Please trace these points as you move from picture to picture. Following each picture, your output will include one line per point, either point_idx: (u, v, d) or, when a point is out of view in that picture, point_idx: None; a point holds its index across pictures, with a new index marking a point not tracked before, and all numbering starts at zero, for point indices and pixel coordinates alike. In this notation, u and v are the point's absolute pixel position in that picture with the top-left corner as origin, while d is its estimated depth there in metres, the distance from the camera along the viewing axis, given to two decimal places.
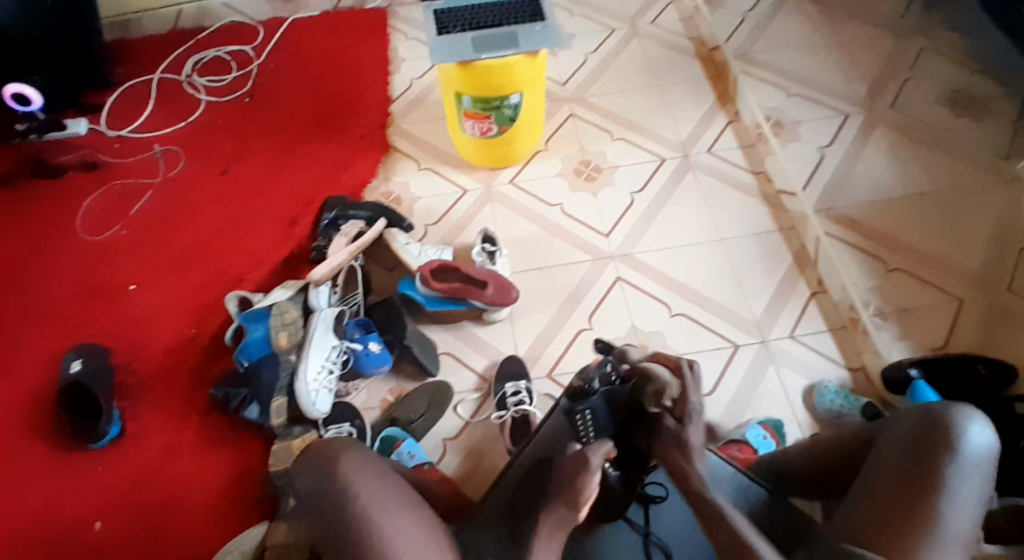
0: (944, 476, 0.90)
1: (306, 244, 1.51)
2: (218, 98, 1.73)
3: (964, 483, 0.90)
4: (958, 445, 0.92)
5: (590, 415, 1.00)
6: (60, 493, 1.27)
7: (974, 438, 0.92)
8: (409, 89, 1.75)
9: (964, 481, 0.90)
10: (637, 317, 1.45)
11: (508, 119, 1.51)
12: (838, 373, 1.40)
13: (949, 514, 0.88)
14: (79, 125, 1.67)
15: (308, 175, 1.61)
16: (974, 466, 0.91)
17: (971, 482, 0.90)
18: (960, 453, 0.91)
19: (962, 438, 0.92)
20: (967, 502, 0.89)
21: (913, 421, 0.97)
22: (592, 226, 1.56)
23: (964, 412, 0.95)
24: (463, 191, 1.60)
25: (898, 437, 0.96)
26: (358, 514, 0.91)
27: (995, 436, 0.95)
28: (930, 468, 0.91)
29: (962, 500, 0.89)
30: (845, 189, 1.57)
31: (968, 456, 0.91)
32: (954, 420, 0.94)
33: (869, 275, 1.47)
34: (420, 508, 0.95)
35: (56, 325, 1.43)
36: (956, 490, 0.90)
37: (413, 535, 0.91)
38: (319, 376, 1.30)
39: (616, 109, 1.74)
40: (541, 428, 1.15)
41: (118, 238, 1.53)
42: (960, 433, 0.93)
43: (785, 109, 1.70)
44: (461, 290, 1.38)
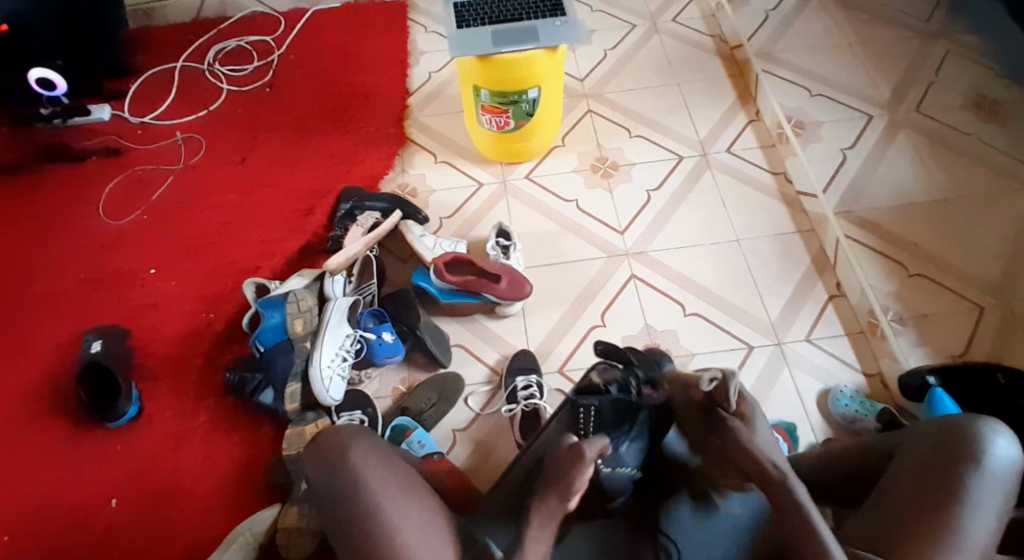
0: (965, 489, 0.88)
1: (322, 234, 1.53)
2: (239, 87, 1.76)
3: (985, 496, 0.88)
4: (981, 459, 0.89)
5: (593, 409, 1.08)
6: (79, 470, 1.31)
7: (998, 452, 0.89)
8: (427, 83, 1.76)
9: (985, 494, 0.88)
10: (649, 316, 1.45)
11: (525, 114, 1.52)
12: (854, 377, 1.38)
13: (971, 529, 0.86)
14: (102, 111, 1.70)
15: (326, 166, 1.63)
16: (996, 481, 0.88)
17: (994, 497, 0.88)
18: (984, 467, 0.89)
19: (986, 452, 0.89)
20: (989, 515, 0.87)
21: (934, 431, 0.94)
22: (607, 223, 1.56)
23: (989, 425, 0.92)
24: (478, 185, 1.61)
25: (919, 446, 0.94)
26: (364, 499, 0.93)
27: (1021, 451, 0.92)
28: (951, 480, 0.89)
29: (981, 514, 0.87)
30: (864, 192, 1.56)
31: (992, 470, 0.89)
32: (978, 433, 0.91)
33: (889, 281, 1.45)
34: (425, 498, 0.96)
35: (77, 306, 1.47)
36: (977, 502, 0.87)
37: (418, 523, 0.92)
38: (332, 362, 1.32)
39: (633, 106, 1.74)
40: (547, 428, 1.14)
41: (139, 223, 1.57)
42: (984, 447, 0.90)
43: (807, 109, 1.68)
44: (474, 283, 1.39)
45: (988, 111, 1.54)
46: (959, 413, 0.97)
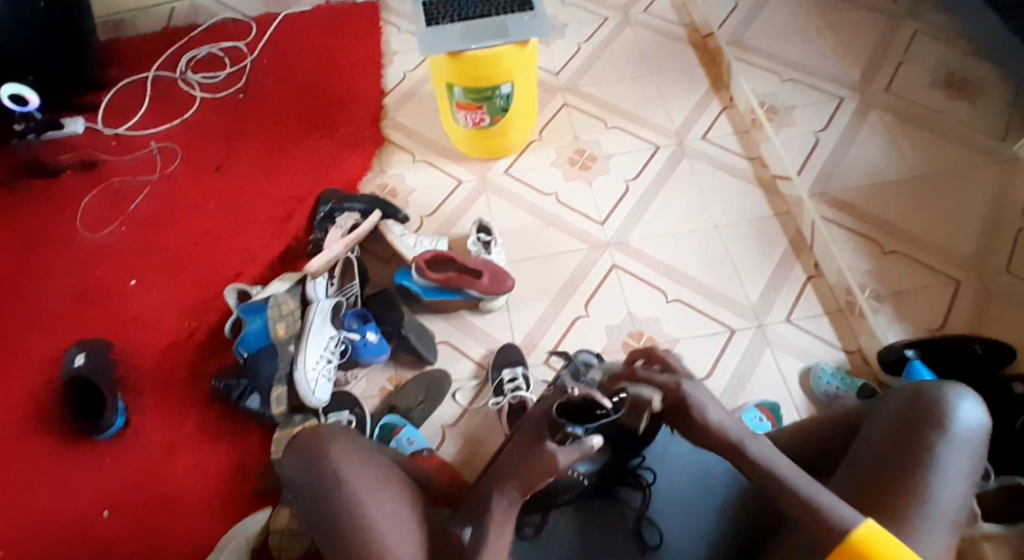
0: (935, 453, 0.91)
1: (303, 237, 1.54)
2: (213, 94, 1.76)
3: (953, 459, 0.91)
4: (948, 424, 0.93)
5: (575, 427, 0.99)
6: (68, 484, 1.31)
7: (963, 416, 0.93)
8: (402, 83, 1.77)
9: (953, 459, 0.91)
10: (632, 305, 1.46)
11: (500, 109, 1.53)
12: (835, 355, 1.41)
13: (940, 493, 0.89)
14: (75, 123, 1.70)
15: (303, 170, 1.63)
16: (963, 443, 0.92)
17: (961, 460, 0.91)
18: (951, 432, 0.93)
19: (951, 417, 0.93)
20: (956, 477, 0.90)
21: (902, 400, 0.98)
22: (587, 215, 1.57)
23: (956, 390, 0.96)
24: (457, 182, 1.62)
25: (887, 416, 0.98)
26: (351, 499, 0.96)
27: (986, 414, 0.96)
28: (920, 446, 0.92)
29: (951, 477, 0.90)
30: (836, 174, 1.58)
31: (958, 434, 0.92)
32: (946, 399, 0.95)
33: (865, 259, 1.47)
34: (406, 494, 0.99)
35: (59, 322, 1.46)
36: (945, 465, 0.91)
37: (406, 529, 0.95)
38: (317, 364, 1.33)
39: (609, 98, 1.75)
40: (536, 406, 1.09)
41: (118, 235, 1.56)
42: (950, 412, 0.94)
43: (779, 94, 1.70)
44: (456, 280, 1.40)
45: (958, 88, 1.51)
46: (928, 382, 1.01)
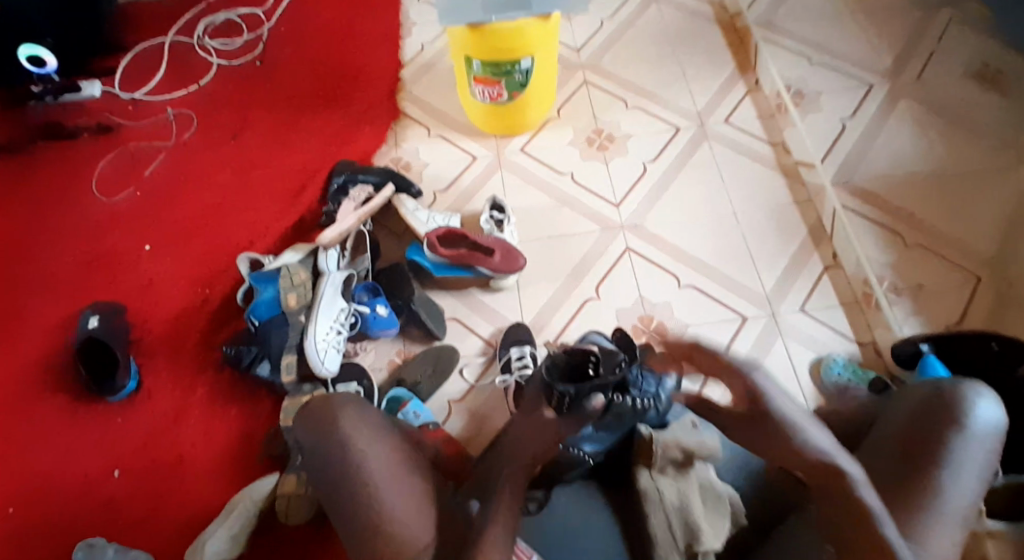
0: (948, 449, 0.90)
1: (316, 208, 1.54)
2: (229, 61, 1.75)
3: (967, 456, 0.90)
4: (964, 420, 0.92)
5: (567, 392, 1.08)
6: (80, 443, 1.34)
7: (981, 414, 0.92)
8: (420, 56, 1.75)
9: (967, 456, 0.90)
10: (644, 289, 1.45)
11: (518, 85, 1.50)
12: (847, 347, 1.38)
13: (952, 490, 0.88)
14: (92, 87, 1.70)
15: (319, 142, 1.62)
16: (979, 442, 0.91)
17: (978, 458, 0.90)
18: (967, 428, 0.91)
19: (968, 414, 0.92)
20: (970, 475, 0.89)
21: (918, 399, 0.97)
22: (603, 196, 1.55)
23: (974, 388, 0.94)
24: (473, 158, 1.60)
25: (902, 415, 0.97)
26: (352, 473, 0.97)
27: (1003, 413, 0.94)
28: (933, 441, 0.91)
29: (964, 475, 0.89)
30: (863, 162, 1.53)
31: (974, 432, 0.91)
32: (963, 397, 0.93)
33: (886, 251, 1.44)
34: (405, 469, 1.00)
35: (74, 284, 1.48)
36: (958, 462, 0.90)
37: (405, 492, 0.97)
38: (327, 335, 1.33)
39: (631, 77, 1.71)
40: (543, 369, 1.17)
41: (134, 200, 1.57)
42: (967, 409, 0.92)
43: (808, 78, 1.65)
44: (467, 256, 1.40)
45: (990, 82, 1.54)
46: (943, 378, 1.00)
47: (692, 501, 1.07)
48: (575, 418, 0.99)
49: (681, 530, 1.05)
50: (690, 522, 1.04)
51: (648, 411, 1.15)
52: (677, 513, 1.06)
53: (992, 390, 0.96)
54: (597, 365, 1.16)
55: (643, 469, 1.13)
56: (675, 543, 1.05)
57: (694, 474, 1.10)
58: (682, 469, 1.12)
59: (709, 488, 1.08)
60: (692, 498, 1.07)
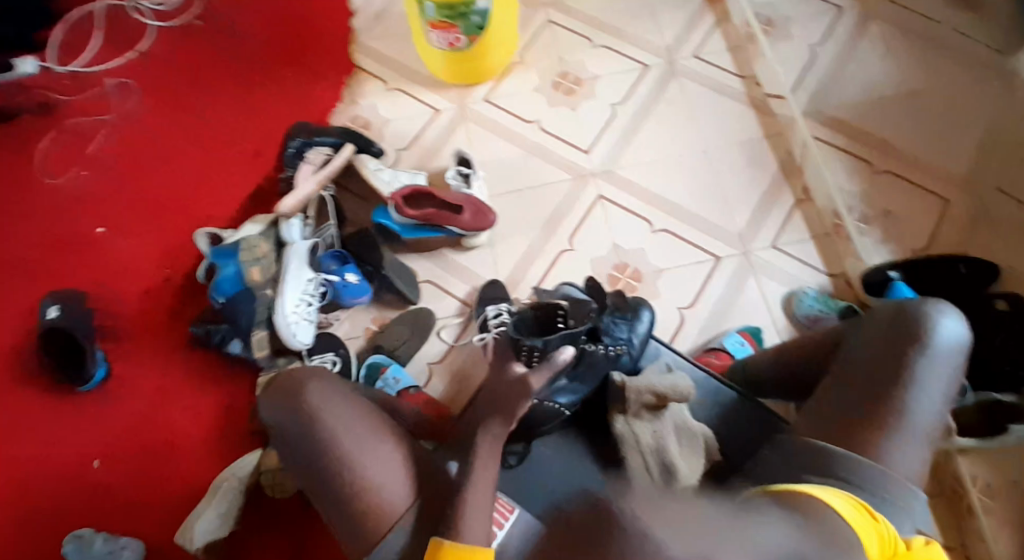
0: (914, 369, 0.94)
1: (274, 175, 1.47)
2: (167, 23, 1.62)
3: (933, 372, 0.94)
4: (929, 339, 0.96)
5: (536, 346, 1.14)
6: (55, 437, 1.31)
7: (943, 331, 0.96)
8: (370, 1, 1.64)
9: (932, 373, 0.94)
10: (618, 236, 1.43)
11: (476, 27, 1.41)
12: (820, 279, 1.40)
13: (918, 406, 0.93)
14: (26, 64, 1.56)
15: (268, 101, 1.53)
16: (942, 356, 0.95)
17: (941, 372, 0.95)
18: (931, 346, 0.96)
19: (933, 333, 0.96)
20: (935, 394, 0.94)
21: (882, 319, 1.00)
22: (572, 143, 1.51)
23: (935, 306, 0.98)
24: (434, 111, 1.53)
25: (869, 333, 1.00)
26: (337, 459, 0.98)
27: (966, 329, 0.99)
28: (902, 363, 0.95)
29: (930, 392, 0.94)
30: (835, 88, 1.50)
31: (938, 349, 0.95)
32: (927, 314, 0.98)
33: (855, 179, 1.44)
34: (387, 445, 1.00)
35: (25, 272, 1.41)
36: (924, 380, 0.94)
37: (388, 462, 0.98)
38: (297, 308, 1.30)
39: (594, 12, 1.63)
40: (512, 325, 1.21)
41: (78, 178, 1.48)
42: (931, 328, 0.96)
43: (778, 5, 1.59)
44: (436, 216, 1.35)
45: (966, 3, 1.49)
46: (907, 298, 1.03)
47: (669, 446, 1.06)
48: (543, 370, 1.06)
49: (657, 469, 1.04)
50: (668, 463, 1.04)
51: (620, 356, 1.18)
52: (655, 455, 1.05)
53: (957, 307, 1.01)
54: (566, 317, 1.21)
55: (620, 416, 1.12)
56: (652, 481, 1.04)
57: (670, 415, 1.09)
58: (657, 412, 1.09)
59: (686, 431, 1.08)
60: (669, 440, 1.06)
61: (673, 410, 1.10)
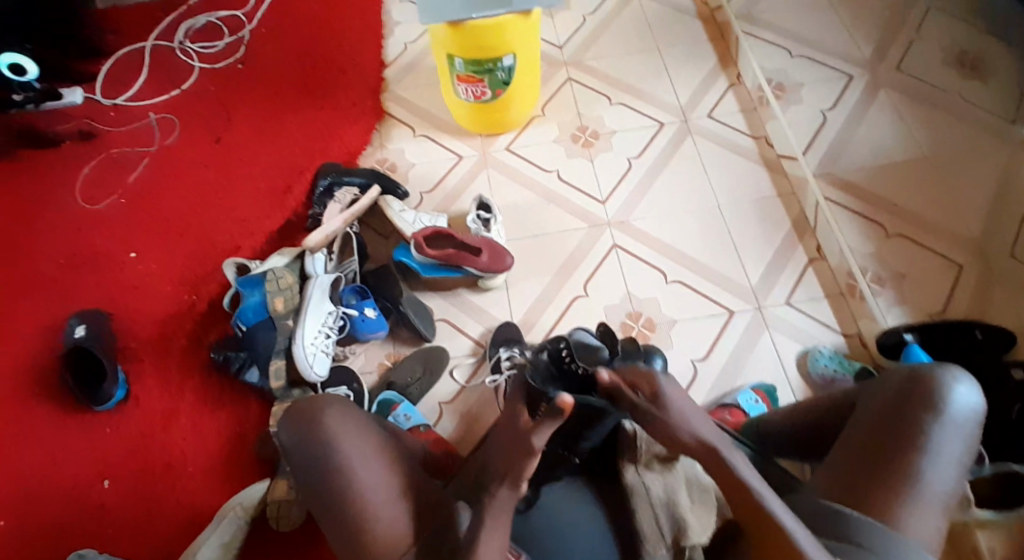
0: (928, 434, 0.95)
1: (302, 211, 1.53)
2: (211, 65, 1.73)
3: (947, 440, 0.95)
4: (944, 407, 0.96)
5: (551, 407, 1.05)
6: (67, 455, 1.33)
7: (958, 399, 0.97)
8: (403, 55, 1.74)
9: (946, 440, 0.95)
10: (631, 284, 1.46)
11: (501, 82, 1.50)
12: (833, 338, 1.41)
13: (932, 474, 0.93)
14: (73, 94, 1.68)
15: (300, 143, 1.61)
16: (957, 426, 0.96)
17: (955, 441, 0.95)
18: (946, 414, 0.96)
19: (949, 400, 0.96)
20: (950, 461, 0.94)
21: (898, 382, 1.01)
22: (588, 193, 1.56)
23: (950, 373, 0.99)
24: (458, 157, 1.60)
25: (884, 396, 1.00)
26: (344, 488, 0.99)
27: (981, 398, 0.99)
28: (913, 424, 0.96)
29: (945, 458, 0.94)
30: (846, 152, 1.55)
31: (953, 417, 0.96)
32: (941, 381, 0.98)
33: (868, 242, 1.46)
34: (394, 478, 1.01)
35: (57, 292, 1.47)
36: (938, 448, 0.94)
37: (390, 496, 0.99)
38: (316, 339, 1.33)
39: (614, 73, 1.71)
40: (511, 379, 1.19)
41: (115, 206, 1.56)
42: (947, 395, 0.97)
43: (789, 70, 1.66)
44: (455, 256, 1.39)
45: (970, 68, 1.50)
46: (923, 363, 1.04)
47: (679, 499, 1.07)
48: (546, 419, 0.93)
49: (668, 524, 1.05)
50: (680, 518, 1.05)
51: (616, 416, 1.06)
52: (665, 508, 1.06)
53: (971, 376, 1.01)
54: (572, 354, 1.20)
55: (629, 466, 1.09)
56: (663, 536, 1.04)
57: (679, 470, 1.10)
58: (667, 464, 1.09)
59: (695, 483, 1.09)
60: (680, 493, 1.07)
61: (681, 462, 1.11)
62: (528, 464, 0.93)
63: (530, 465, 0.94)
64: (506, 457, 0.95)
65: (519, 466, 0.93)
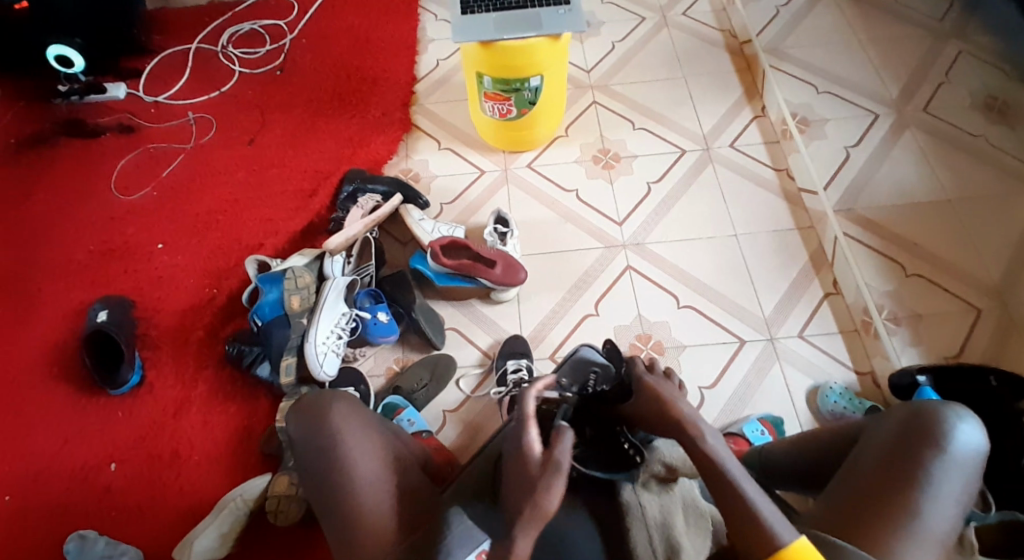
0: (928, 471, 0.92)
1: (325, 214, 1.57)
2: (251, 70, 1.80)
3: (947, 479, 0.92)
4: (945, 445, 0.93)
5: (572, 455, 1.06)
6: (79, 435, 1.36)
7: (961, 438, 0.94)
8: (435, 70, 1.79)
9: (946, 478, 0.92)
10: (643, 307, 1.46)
11: (528, 102, 1.53)
12: (845, 375, 1.39)
13: (931, 513, 0.90)
14: (117, 89, 1.76)
15: (329, 149, 1.66)
16: (958, 465, 0.93)
17: (955, 480, 0.92)
18: (947, 453, 0.93)
19: (950, 439, 0.94)
20: (948, 501, 0.91)
21: (900, 417, 0.98)
22: (605, 214, 1.57)
23: (954, 411, 0.96)
24: (480, 172, 1.64)
25: (885, 431, 0.98)
26: (340, 487, 1.00)
27: (984, 437, 0.96)
28: (912, 462, 0.93)
29: (944, 497, 0.91)
30: (867, 189, 1.54)
31: (955, 456, 0.93)
32: (944, 419, 0.95)
33: (886, 280, 1.44)
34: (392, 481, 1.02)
35: (85, 277, 1.52)
36: (937, 486, 0.91)
37: (385, 497, 0.99)
38: (327, 339, 1.36)
39: (639, 98, 1.74)
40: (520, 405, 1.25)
41: (148, 199, 1.62)
42: (948, 434, 0.94)
43: (814, 106, 1.67)
44: (469, 267, 1.42)
45: (997, 114, 1.42)
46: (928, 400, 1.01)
47: (676, 523, 0.99)
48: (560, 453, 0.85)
49: (660, 546, 0.98)
50: (673, 540, 0.98)
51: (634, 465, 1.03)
52: (660, 529, 0.99)
53: (976, 414, 0.98)
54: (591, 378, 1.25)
55: (626, 482, 1.03)
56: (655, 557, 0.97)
57: (680, 490, 1.03)
58: (666, 484, 1.03)
59: (694, 506, 1.02)
60: (676, 515, 1.00)
61: (681, 483, 1.04)
62: (554, 487, 0.83)
63: (556, 488, 0.84)
64: (525, 485, 0.85)
65: (544, 491, 0.83)
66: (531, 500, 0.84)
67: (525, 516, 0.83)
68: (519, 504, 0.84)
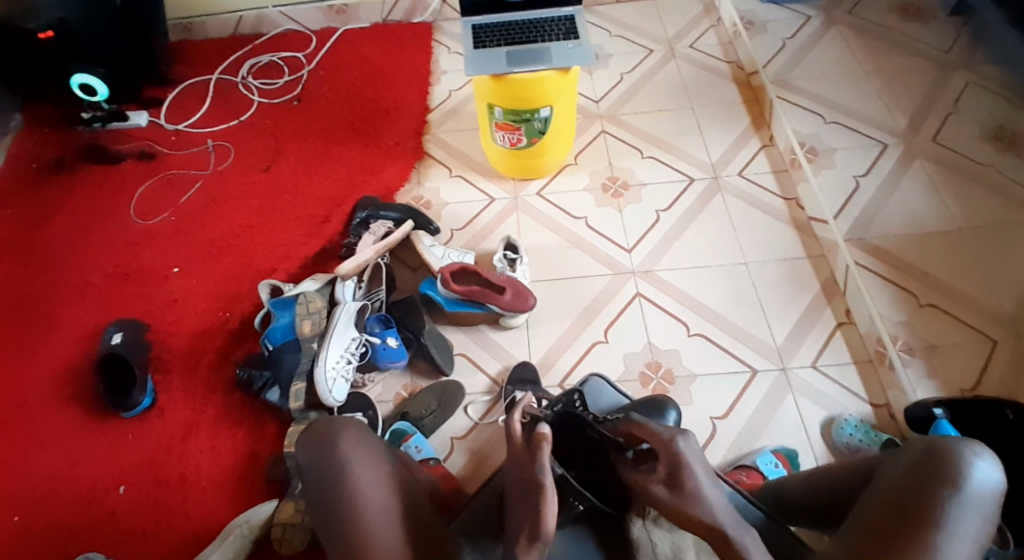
0: (943, 510, 0.89)
1: (337, 241, 1.59)
2: (269, 99, 1.85)
3: (962, 518, 0.88)
4: (962, 483, 0.90)
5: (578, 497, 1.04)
6: (89, 457, 1.36)
7: (976, 475, 0.90)
8: (446, 101, 1.83)
9: (962, 516, 0.88)
10: (653, 335, 1.46)
11: (537, 132, 1.55)
12: (860, 407, 1.37)
13: (947, 552, 0.87)
14: (139, 117, 1.81)
15: (343, 176, 1.69)
16: (976, 504, 0.89)
17: (974, 518, 0.89)
18: (964, 492, 0.90)
19: (965, 476, 0.90)
20: (965, 539, 0.88)
21: (918, 454, 0.96)
22: (614, 241, 1.58)
23: (970, 448, 0.93)
24: (490, 200, 1.65)
25: (903, 468, 0.96)
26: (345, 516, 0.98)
27: (1003, 475, 0.92)
28: (927, 500, 0.90)
29: (960, 537, 0.88)
30: (877, 218, 1.54)
31: (971, 494, 0.90)
32: (960, 455, 0.92)
33: (899, 309, 1.43)
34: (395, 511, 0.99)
35: (101, 300, 1.54)
36: (952, 526, 0.88)
37: (390, 527, 0.98)
38: (337, 364, 1.35)
39: (648, 128, 1.76)
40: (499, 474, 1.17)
41: (166, 224, 1.64)
42: (964, 470, 0.91)
43: (822, 135, 1.69)
44: (478, 293, 1.42)
45: (1007, 143, 1.40)
46: (947, 436, 0.98)
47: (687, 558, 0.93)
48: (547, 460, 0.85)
49: None
50: None
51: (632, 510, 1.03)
52: None
53: (994, 451, 0.95)
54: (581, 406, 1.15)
55: (637, 518, 1.00)
56: None
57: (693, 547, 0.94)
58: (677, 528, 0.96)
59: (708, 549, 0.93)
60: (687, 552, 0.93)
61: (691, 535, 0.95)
62: (545, 508, 0.83)
63: (549, 509, 0.84)
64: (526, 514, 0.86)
65: (539, 512, 0.84)
66: (529, 526, 0.85)
67: (527, 540, 0.85)
68: (523, 528, 0.86)
